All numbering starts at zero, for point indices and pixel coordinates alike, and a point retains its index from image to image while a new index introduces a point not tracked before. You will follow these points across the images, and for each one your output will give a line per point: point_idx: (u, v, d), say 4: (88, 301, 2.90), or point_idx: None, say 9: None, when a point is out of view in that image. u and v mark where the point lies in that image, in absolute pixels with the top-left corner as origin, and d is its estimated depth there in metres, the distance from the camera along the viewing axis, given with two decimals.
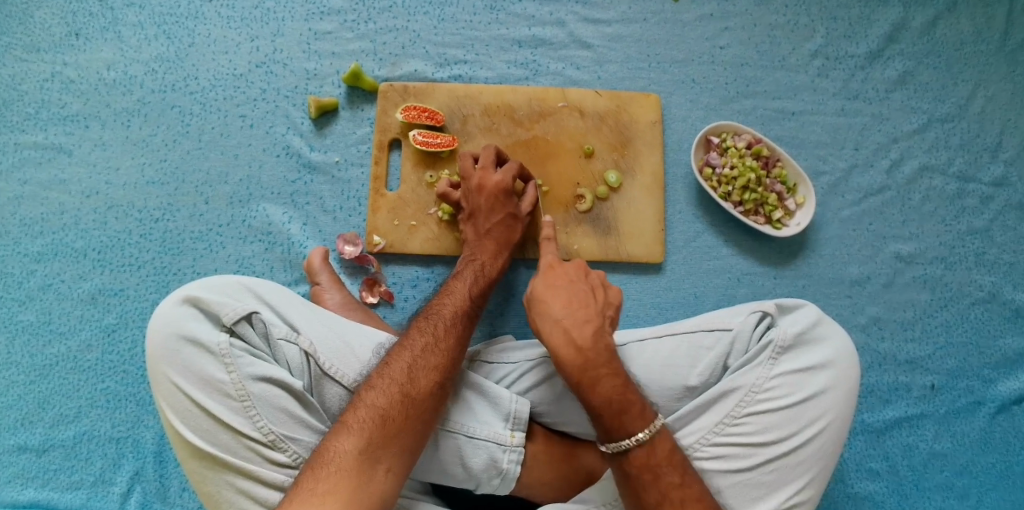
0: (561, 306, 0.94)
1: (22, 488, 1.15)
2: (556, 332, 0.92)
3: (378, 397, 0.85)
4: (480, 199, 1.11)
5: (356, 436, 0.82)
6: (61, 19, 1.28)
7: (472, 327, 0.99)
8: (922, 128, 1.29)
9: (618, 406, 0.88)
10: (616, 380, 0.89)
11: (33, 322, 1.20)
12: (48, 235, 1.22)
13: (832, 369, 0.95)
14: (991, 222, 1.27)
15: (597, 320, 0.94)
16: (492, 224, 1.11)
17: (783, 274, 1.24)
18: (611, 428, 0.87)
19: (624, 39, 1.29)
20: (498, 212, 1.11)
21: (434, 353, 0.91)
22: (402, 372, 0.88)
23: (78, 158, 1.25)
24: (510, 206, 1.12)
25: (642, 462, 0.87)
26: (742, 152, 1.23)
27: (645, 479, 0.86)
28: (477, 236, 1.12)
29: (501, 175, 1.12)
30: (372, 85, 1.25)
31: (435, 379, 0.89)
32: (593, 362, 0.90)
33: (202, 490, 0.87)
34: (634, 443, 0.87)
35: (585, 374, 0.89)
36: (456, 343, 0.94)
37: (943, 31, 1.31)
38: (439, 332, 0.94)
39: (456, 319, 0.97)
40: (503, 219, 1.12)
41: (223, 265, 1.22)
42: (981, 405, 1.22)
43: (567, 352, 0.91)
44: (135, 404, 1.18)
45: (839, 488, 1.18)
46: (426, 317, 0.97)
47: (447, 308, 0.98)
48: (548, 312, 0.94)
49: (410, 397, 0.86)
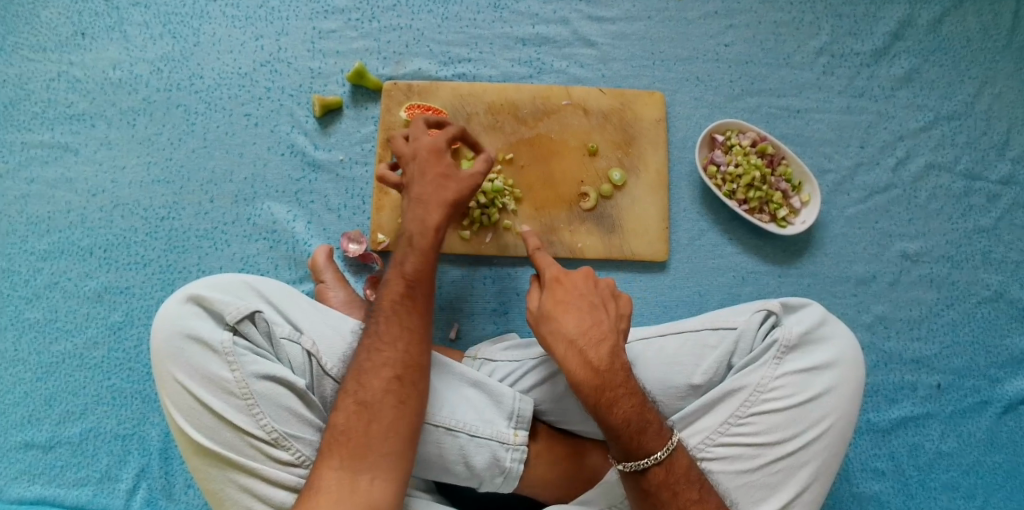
0: (575, 324, 0.91)
1: (29, 485, 1.15)
2: (571, 353, 0.89)
3: (337, 416, 0.85)
4: (415, 167, 1.02)
5: (326, 455, 0.82)
6: (68, 19, 1.28)
7: (417, 307, 0.93)
8: (928, 125, 1.28)
9: (637, 426, 0.86)
10: (633, 400, 0.87)
11: (39, 320, 1.21)
12: (55, 234, 1.23)
13: (835, 370, 0.94)
14: (998, 220, 1.26)
15: (612, 338, 0.91)
16: (428, 186, 1.00)
17: (788, 272, 1.24)
18: (631, 447, 0.86)
19: (628, 37, 1.29)
20: (430, 173, 1.01)
21: (380, 348, 0.88)
22: (353, 382, 0.87)
23: (84, 157, 1.25)
24: (444, 167, 1.02)
25: (660, 480, 0.86)
26: (747, 150, 1.22)
27: (663, 497, 0.86)
28: (410, 201, 1.00)
29: (434, 137, 1.04)
30: (376, 83, 1.25)
31: (386, 375, 0.86)
32: (610, 383, 0.87)
33: (206, 487, 0.88)
34: (652, 463, 0.86)
35: (602, 396, 0.87)
36: (400, 329, 0.90)
37: (950, 28, 1.30)
38: (381, 327, 0.90)
39: (395, 306, 0.92)
40: (438, 179, 1.01)
41: (228, 263, 1.22)
42: (988, 405, 1.21)
43: (583, 374, 0.88)
44: (141, 401, 1.19)
45: (844, 488, 1.17)
46: (369, 315, 0.93)
47: (385, 297, 0.93)
48: (561, 330, 0.91)
49: (365, 404, 0.85)
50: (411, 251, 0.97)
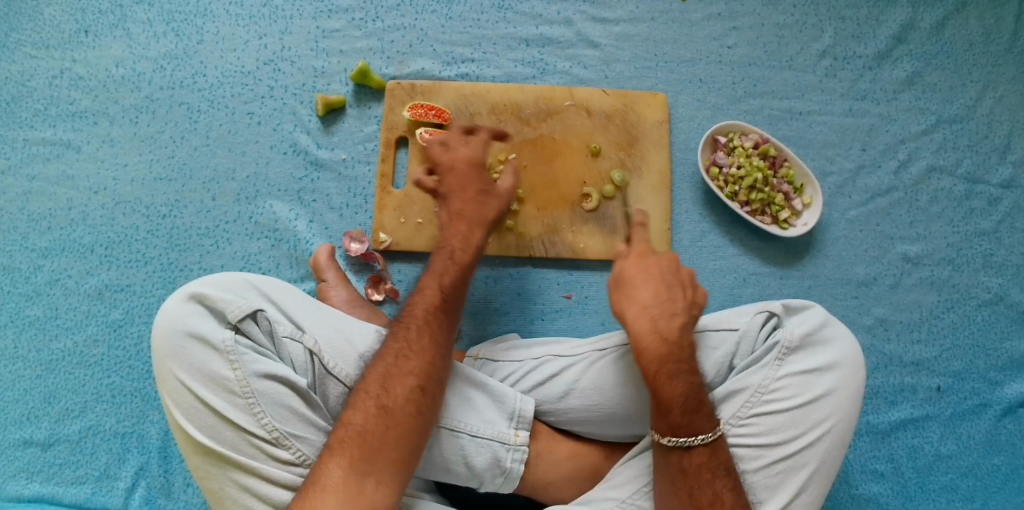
0: (651, 295, 0.93)
1: (27, 482, 1.15)
2: (643, 318, 0.91)
3: (355, 415, 0.84)
4: (452, 178, 1.07)
5: (337, 454, 0.81)
6: (71, 16, 1.28)
7: (451, 322, 0.94)
8: (930, 129, 1.28)
9: (691, 405, 0.86)
10: (692, 378, 0.88)
11: (40, 317, 1.21)
12: (56, 231, 1.23)
13: (836, 372, 0.94)
14: (999, 224, 1.26)
15: (686, 316, 0.92)
16: (466, 202, 1.05)
17: (789, 274, 1.24)
18: (680, 424, 0.86)
19: (631, 38, 1.29)
20: (470, 187, 1.06)
21: (408, 357, 0.89)
22: (376, 385, 0.86)
23: (86, 154, 1.25)
24: (483, 182, 1.07)
25: (702, 462, 0.86)
26: (749, 151, 1.23)
27: (703, 478, 0.86)
28: (450, 216, 1.05)
29: (471, 149, 1.09)
30: (379, 82, 1.25)
31: (410, 384, 0.87)
32: (675, 357, 0.88)
33: (205, 487, 0.88)
34: (700, 442, 0.86)
35: (664, 367, 0.87)
36: (431, 341, 0.91)
37: (952, 31, 1.30)
38: (410, 335, 0.91)
39: (428, 316, 0.93)
40: (477, 196, 1.06)
41: (230, 261, 1.22)
42: (987, 407, 1.21)
43: (651, 340, 0.89)
44: (141, 399, 1.19)
45: (843, 490, 1.18)
46: (399, 321, 0.94)
47: (418, 307, 0.94)
48: (634, 296, 0.93)
49: (387, 409, 0.84)
50: (451, 265, 1.00)
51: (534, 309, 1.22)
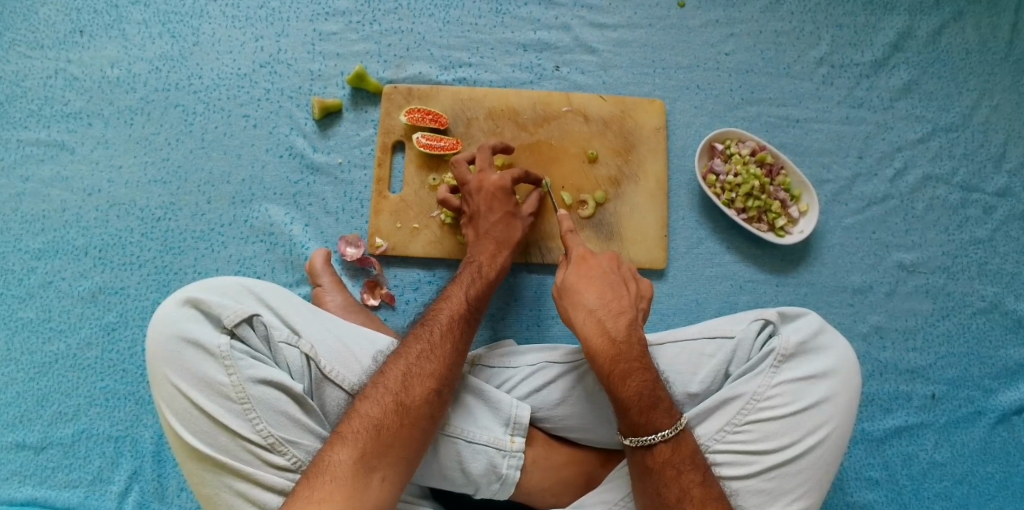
0: (595, 297, 0.96)
1: (19, 486, 1.14)
2: (590, 321, 0.94)
3: (372, 407, 0.85)
4: (480, 199, 1.10)
5: (350, 445, 0.81)
6: (65, 16, 1.27)
7: (473, 332, 0.98)
8: (926, 136, 1.29)
9: (648, 401, 0.87)
10: (646, 376, 0.89)
11: (33, 320, 1.20)
12: (50, 233, 1.22)
13: (832, 379, 0.94)
14: (994, 232, 1.27)
15: (631, 313, 0.95)
16: (493, 223, 1.10)
17: (785, 281, 1.24)
18: (638, 422, 0.86)
19: (630, 44, 1.29)
20: (498, 210, 1.10)
21: (430, 359, 0.90)
22: (396, 382, 0.87)
23: (80, 155, 1.24)
24: (510, 205, 1.11)
25: (665, 458, 0.86)
26: (746, 159, 1.22)
27: (668, 474, 0.85)
28: (478, 238, 1.09)
29: (501, 175, 1.11)
30: (376, 86, 1.24)
31: (428, 385, 0.88)
32: (625, 355, 0.91)
33: (201, 493, 0.87)
34: (659, 439, 0.86)
35: (617, 366, 0.90)
36: (453, 347, 0.93)
37: (948, 40, 1.31)
38: (435, 338, 0.93)
39: (453, 323, 0.95)
40: (503, 218, 1.10)
41: (225, 265, 1.22)
42: (981, 415, 1.21)
43: (601, 343, 0.92)
44: (135, 402, 1.18)
45: (838, 497, 1.18)
46: (423, 323, 0.96)
47: (444, 314, 0.97)
48: (581, 302, 0.96)
49: (405, 406, 0.85)
50: (476, 281, 1.04)
51: (531, 315, 1.22)
